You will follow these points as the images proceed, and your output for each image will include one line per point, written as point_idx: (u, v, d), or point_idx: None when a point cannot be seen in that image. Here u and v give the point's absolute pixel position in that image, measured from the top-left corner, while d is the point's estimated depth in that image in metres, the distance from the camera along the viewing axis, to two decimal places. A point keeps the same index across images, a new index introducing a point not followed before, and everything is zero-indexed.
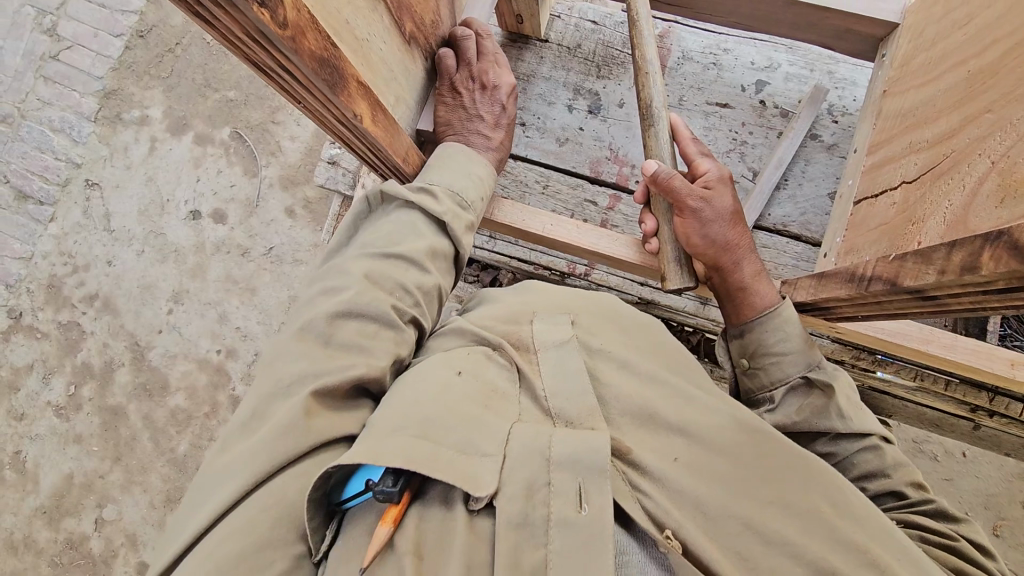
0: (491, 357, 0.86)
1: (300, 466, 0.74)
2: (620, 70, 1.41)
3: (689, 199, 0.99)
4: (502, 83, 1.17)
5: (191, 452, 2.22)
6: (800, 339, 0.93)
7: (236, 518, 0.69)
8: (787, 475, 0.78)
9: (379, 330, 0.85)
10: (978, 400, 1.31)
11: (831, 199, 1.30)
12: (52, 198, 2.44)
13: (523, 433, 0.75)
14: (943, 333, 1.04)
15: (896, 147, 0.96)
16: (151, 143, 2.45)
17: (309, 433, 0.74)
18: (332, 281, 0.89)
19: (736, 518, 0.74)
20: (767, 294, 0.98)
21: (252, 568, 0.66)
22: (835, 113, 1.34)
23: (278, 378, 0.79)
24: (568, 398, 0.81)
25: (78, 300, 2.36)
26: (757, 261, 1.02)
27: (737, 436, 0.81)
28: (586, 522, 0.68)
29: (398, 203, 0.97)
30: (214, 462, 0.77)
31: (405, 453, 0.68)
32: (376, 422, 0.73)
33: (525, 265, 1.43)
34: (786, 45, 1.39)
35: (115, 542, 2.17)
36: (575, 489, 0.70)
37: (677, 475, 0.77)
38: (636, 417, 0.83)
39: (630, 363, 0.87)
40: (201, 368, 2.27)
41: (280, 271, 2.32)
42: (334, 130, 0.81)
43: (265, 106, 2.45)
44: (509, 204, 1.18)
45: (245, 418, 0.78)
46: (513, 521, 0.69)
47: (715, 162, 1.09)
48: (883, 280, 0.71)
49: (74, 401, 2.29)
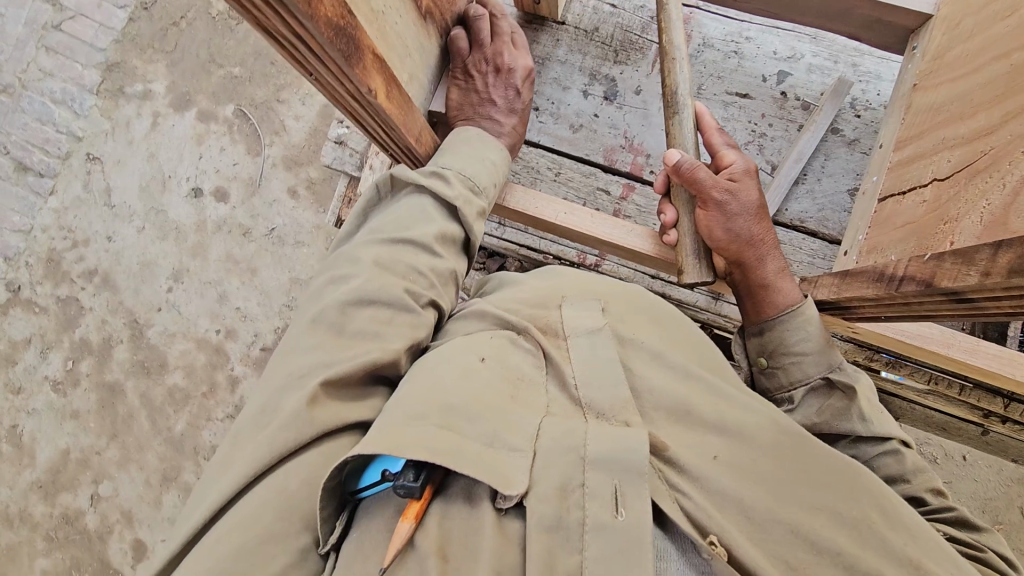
0: (516, 341, 0.84)
1: (308, 454, 0.72)
2: (638, 56, 1.37)
3: (712, 190, 0.97)
4: (518, 66, 1.12)
5: (189, 431, 2.19)
6: (820, 338, 0.92)
7: (244, 509, 0.68)
8: (832, 480, 0.75)
9: (392, 315, 0.83)
10: (992, 406, 1.29)
11: (850, 196, 1.26)
12: (52, 171, 2.40)
13: (554, 430, 0.73)
14: (964, 337, 1.02)
15: (926, 143, 0.93)
16: (153, 118, 2.41)
17: (312, 423, 0.71)
18: (340, 270, 0.86)
19: (782, 524, 0.71)
20: (790, 292, 0.96)
21: (249, 567, 0.65)
22: (858, 107, 1.29)
23: (291, 371, 0.77)
24: (599, 390, 0.78)
25: (77, 276, 2.33)
26: (781, 258, 1.00)
27: (778, 436, 0.78)
28: (623, 527, 0.65)
29: (408, 189, 0.95)
30: (222, 457, 0.75)
31: (429, 446, 0.66)
32: (396, 407, 0.70)
33: (534, 254, 1.39)
34: (810, 34, 1.34)
35: (110, 519, 2.15)
36: (612, 491, 0.68)
37: (719, 475, 0.74)
38: (671, 412, 0.80)
39: (666, 355, 0.83)
40: (200, 348, 2.24)
41: (282, 253, 2.28)
42: (347, 105, 0.78)
43: (270, 84, 2.40)
44: (521, 190, 1.15)
45: (254, 414, 0.75)
46: (546, 524, 0.67)
47: (741, 153, 1.06)
48: (917, 280, 0.69)
49: (72, 376, 2.27)
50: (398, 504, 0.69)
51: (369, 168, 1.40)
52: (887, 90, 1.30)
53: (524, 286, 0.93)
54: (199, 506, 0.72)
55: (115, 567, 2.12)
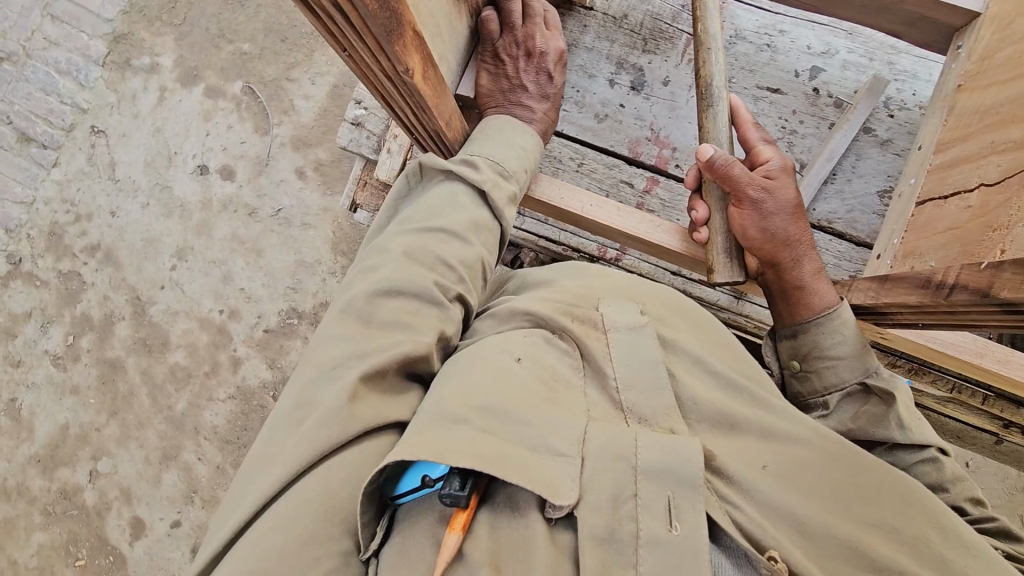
0: (550, 341, 0.88)
1: (350, 451, 0.75)
2: (668, 46, 1.33)
3: (748, 187, 0.95)
4: (551, 50, 1.09)
5: (189, 411, 2.17)
6: (858, 342, 0.91)
7: (302, 496, 0.71)
8: (884, 497, 0.77)
9: (420, 307, 0.86)
10: (1014, 417, 1.27)
11: (880, 198, 1.24)
12: (56, 142, 2.36)
13: (599, 436, 0.76)
14: (996, 346, 1.01)
15: (971, 146, 0.90)
16: (160, 93, 2.36)
17: (352, 420, 0.75)
18: (372, 259, 0.90)
19: (838, 539, 0.74)
20: (827, 294, 0.95)
21: (297, 567, 0.68)
22: (892, 107, 1.26)
23: (322, 363, 0.81)
24: (641, 394, 0.83)
25: (80, 250, 2.29)
26: (817, 261, 0.98)
27: (823, 451, 0.82)
28: (678, 541, 0.70)
29: (437, 176, 0.98)
30: (263, 450, 0.78)
31: (477, 454, 0.70)
32: (442, 410, 0.75)
33: (553, 246, 1.36)
34: (847, 29, 1.31)
35: (109, 496, 2.14)
36: (665, 503, 0.72)
37: (768, 486, 0.77)
38: (715, 422, 0.83)
39: (707, 362, 0.88)
40: (203, 327, 2.21)
41: (288, 235, 2.24)
42: (380, 83, 0.75)
43: (280, 62, 2.34)
44: (547, 180, 1.12)
45: (290, 408, 0.79)
46: (599, 537, 0.70)
47: (778, 150, 1.04)
48: (973, 290, 0.68)
49: (73, 352, 2.24)
50: (441, 514, 0.73)
51: (387, 152, 1.34)
52: (922, 90, 1.27)
53: (555, 290, 0.97)
54: (246, 495, 0.74)
55: (112, 544, 2.10)
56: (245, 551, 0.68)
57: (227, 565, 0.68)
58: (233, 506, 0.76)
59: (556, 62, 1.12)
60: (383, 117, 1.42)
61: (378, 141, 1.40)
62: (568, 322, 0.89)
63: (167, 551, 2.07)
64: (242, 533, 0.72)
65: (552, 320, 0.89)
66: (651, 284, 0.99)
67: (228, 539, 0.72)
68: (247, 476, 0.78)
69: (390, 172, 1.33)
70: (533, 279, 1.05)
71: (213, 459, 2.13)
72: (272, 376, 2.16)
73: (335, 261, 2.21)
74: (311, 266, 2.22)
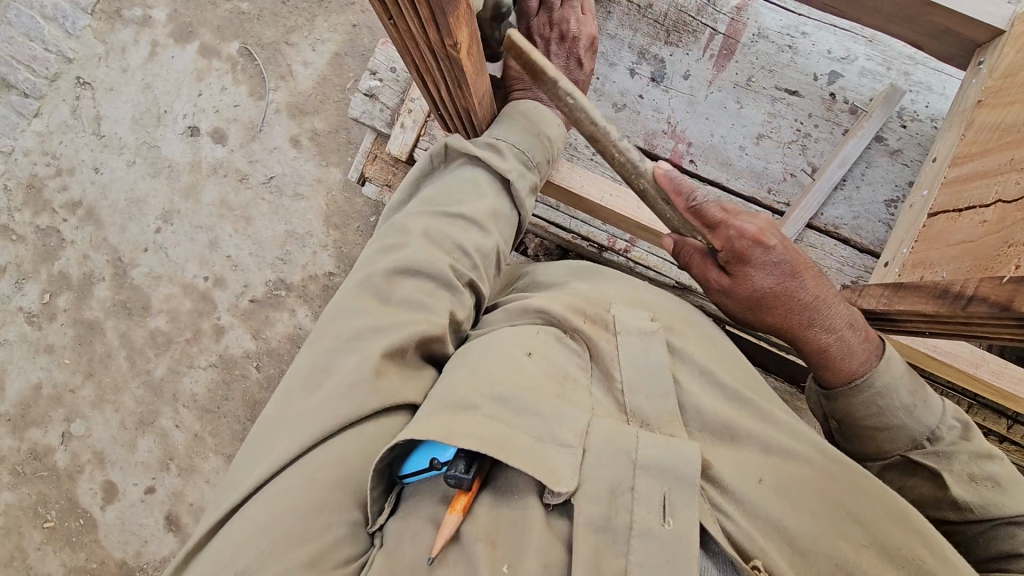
0: (561, 340, 0.88)
1: (362, 428, 0.74)
2: (690, 39, 1.32)
3: (712, 285, 1.01)
4: (584, 34, 1.09)
5: (169, 376, 2.12)
6: (907, 412, 0.90)
7: (314, 467, 0.71)
8: (880, 518, 0.78)
9: (435, 289, 0.85)
10: (996, 427, 1.31)
11: (887, 207, 1.26)
12: (39, 92, 2.25)
13: (602, 429, 0.77)
14: (993, 358, 1.05)
15: (989, 162, 0.92)
16: (152, 47, 2.27)
17: (375, 392, 0.75)
18: (392, 238, 0.90)
19: (830, 557, 0.74)
20: (838, 373, 0.94)
21: (301, 539, 0.67)
22: (905, 117, 1.28)
23: (338, 333, 0.80)
24: (646, 396, 0.83)
25: (59, 206, 2.22)
26: (823, 337, 0.94)
27: (824, 469, 0.82)
28: (668, 537, 0.70)
29: (463, 160, 0.98)
30: (273, 418, 0.77)
31: (486, 438, 0.71)
32: (455, 395, 0.75)
33: (562, 233, 1.36)
34: (867, 37, 1.31)
35: (81, 458, 2.10)
36: (660, 499, 0.72)
37: (765, 499, 0.78)
38: (717, 431, 0.84)
39: (713, 372, 0.89)
40: (186, 293, 2.16)
41: (279, 204, 2.20)
42: (425, 49, 0.74)
43: (279, 25, 2.27)
44: (568, 166, 1.16)
45: (305, 374, 0.78)
46: (594, 524, 0.71)
47: (746, 224, 0.94)
48: (990, 301, 0.73)
49: (48, 310, 2.17)
50: (443, 495, 0.74)
51: (400, 126, 1.32)
52: (935, 103, 1.28)
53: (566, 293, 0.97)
54: (253, 464, 0.74)
55: (83, 507, 2.07)
56: (256, 517, 0.69)
57: (238, 530, 0.68)
58: (239, 473, 0.75)
59: (590, 47, 1.11)
60: (399, 90, 1.38)
61: (392, 114, 1.37)
62: (579, 322, 0.90)
63: (139, 517, 2.05)
64: (247, 500, 0.71)
65: (562, 319, 0.90)
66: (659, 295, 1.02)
67: (234, 505, 0.72)
68: (254, 442, 0.77)
69: (402, 148, 1.31)
70: (545, 282, 1.06)
71: (190, 428, 2.09)
72: (256, 347, 2.13)
73: (326, 234, 2.17)
74: (301, 238, 2.18)
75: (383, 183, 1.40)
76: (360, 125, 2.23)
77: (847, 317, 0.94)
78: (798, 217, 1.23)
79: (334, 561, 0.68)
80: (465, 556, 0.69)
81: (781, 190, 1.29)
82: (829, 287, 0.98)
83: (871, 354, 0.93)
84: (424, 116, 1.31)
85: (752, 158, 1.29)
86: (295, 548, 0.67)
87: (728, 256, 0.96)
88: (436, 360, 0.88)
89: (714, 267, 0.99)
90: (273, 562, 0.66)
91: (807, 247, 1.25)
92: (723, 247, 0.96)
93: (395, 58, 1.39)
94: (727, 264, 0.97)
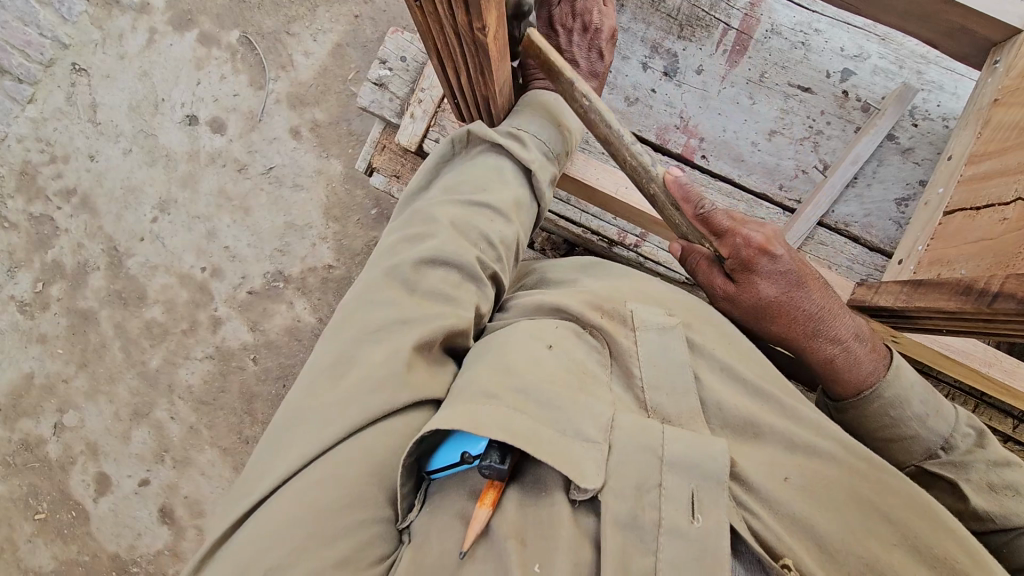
0: (580, 335, 0.88)
1: (392, 422, 0.75)
2: (703, 34, 1.31)
3: (717, 293, 1.02)
4: (605, 26, 1.12)
5: (164, 368, 2.10)
6: (921, 423, 0.90)
7: (346, 460, 0.71)
8: (905, 516, 0.78)
9: (462, 281, 0.87)
10: (1001, 426, 1.31)
11: (897, 206, 1.26)
12: (33, 77, 2.20)
13: (626, 424, 0.77)
14: (1006, 358, 1.05)
15: (1006, 161, 0.93)
16: (150, 35, 2.23)
17: (407, 385, 0.76)
18: (418, 227, 0.89)
19: (859, 558, 0.75)
20: (845, 383, 0.94)
21: (333, 535, 0.68)
22: (917, 116, 1.28)
23: (366, 323, 0.80)
24: (668, 394, 0.84)
25: (53, 194, 2.18)
26: (829, 347, 0.94)
27: (851, 468, 0.82)
28: (697, 534, 0.70)
29: (485, 146, 0.99)
30: (292, 414, 0.75)
31: (509, 430, 0.70)
32: (475, 386, 0.74)
33: (572, 227, 1.35)
34: (881, 35, 1.31)
35: (74, 449, 2.07)
36: (688, 497, 0.72)
37: (790, 498, 0.78)
38: (738, 429, 0.84)
39: (733, 368, 0.88)
40: (183, 284, 2.13)
41: (278, 194, 2.17)
42: (453, 30, 0.76)
43: (280, 14, 2.24)
44: (582, 159, 1.17)
45: (331, 364, 0.78)
46: (621, 521, 0.71)
47: (753, 231, 0.96)
48: (1016, 298, 0.74)
49: (41, 299, 2.14)
50: (471, 490, 0.75)
51: (410, 116, 1.30)
52: (947, 102, 1.28)
53: (582, 289, 0.97)
54: (276, 460, 0.73)
55: (76, 499, 2.04)
56: (284, 512, 0.68)
57: (265, 524, 0.68)
58: (262, 467, 0.74)
59: (610, 40, 1.14)
60: (408, 80, 1.37)
61: (401, 104, 1.36)
62: (597, 318, 0.90)
63: (133, 510, 2.02)
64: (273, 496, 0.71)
65: (581, 315, 0.90)
66: (677, 292, 0.98)
67: (258, 500, 0.71)
68: (274, 437, 0.76)
69: (412, 138, 1.29)
70: (556, 278, 1.05)
71: (186, 420, 2.07)
72: (254, 339, 2.11)
73: (326, 226, 2.15)
74: (301, 229, 2.15)
75: (391, 174, 1.39)
76: (361, 116, 2.21)
77: (853, 328, 0.94)
78: (810, 214, 1.23)
79: (367, 559, 0.70)
80: (494, 552, 0.70)
81: (792, 186, 1.29)
82: (834, 298, 0.99)
83: (879, 365, 0.93)
84: (435, 106, 1.29)
85: (764, 154, 1.29)
86: (328, 545, 0.67)
87: (735, 264, 0.97)
88: (454, 350, 0.87)
89: (719, 274, 1.01)
90: (309, 556, 0.67)
91: (818, 244, 1.25)
92: (730, 256, 0.97)
93: (406, 47, 1.37)
94: (733, 272, 0.98)
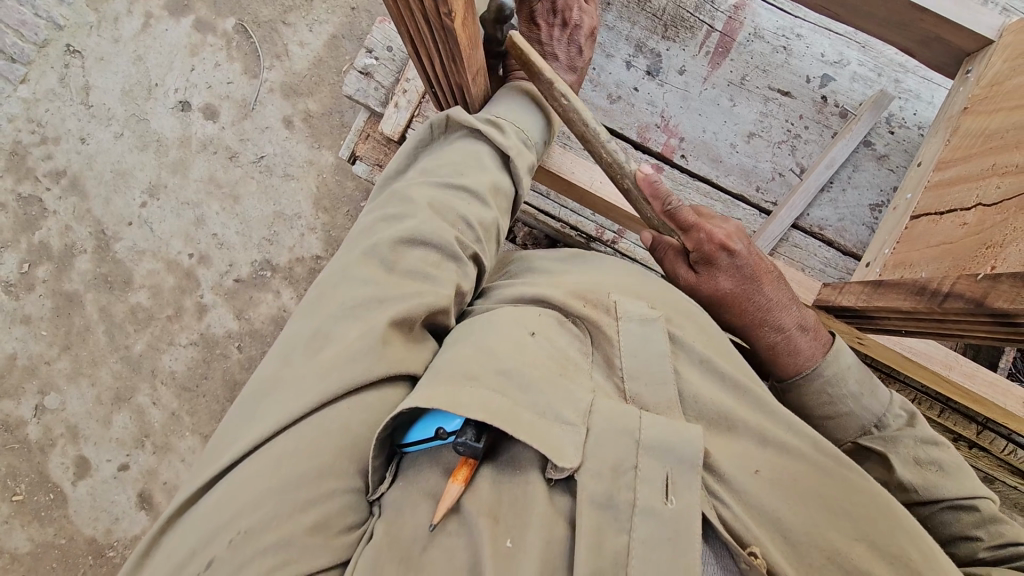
0: (561, 325, 0.89)
1: (368, 397, 0.76)
2: (687, 35, 1.32)
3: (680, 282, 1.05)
4: (585, 24, 1.15)
5: (148, 353, 2.10)
6: (856, 418, 0.94)
7: (321, 431, 0.72)
8: (873, 515, 0.79)
9: (441, 260, 0.88)
10: (966, 431, 1.35)
11: (871, 211, 1.27)
12: (27, 58, 2.19)
13: (604, 409, 0.78)
14: (967, 361, 1.08)
15: (971, 168, 0.95)
16: (146, 19, 2.23)
17: (384, 359, 0.77)
18: (398, 206, 0.91)
19: (820, 550, 0.76)
20: (786, 367, 0.99)
21: (301, 507, 0.68)
22: (893, 124, 1.30)
23: (344, 298, 0.81)
24: (647, 384, 0.85)
25: (44, 174, 2.17)
26: (771, 335, 1.00)
27: (820, 465, 0.83)
28: (670, 516, 0.72)
29: (464, 132, 1.01)
30: (266, 387, 0.77)
31: (485, 407, 0.71)
32: (445, 365, 0.76)
33: (551, 222, 1.37)
34: (861, 42, 1.33)
35: (54, 432, 2.06)
36: (663, 480, 0.74)
37: (761, 491, 0.79)
38: (714, 421, 0.85)
39: (714, 362, 0.89)
40: (170, 270, 2.13)
41: (268, 183, 2.18)
42: (421, 13, 0.78)
43: (276, 4, 2.25)
44: (559, 153, 1.19)
45: (308, 336, 0.79)
46: (597, 501, 0.72)
47: (721, 225, 1.00)
48: (966, 298, 0.77)
49: (26, 281, 2.12)
50: (445, 468, 0.76)
51: (394, 106, 1.31)
52: (923, 111, 1.30)
53: (565, 280, 0.98)
54: (248, 429, 0.74)
55: (54, 481, 2.03)
56: (251, 480, 0.69)
57: (232, 491, 0.69)
58: (236, 432, 0.76)
59: (588, 37, 1.17)
60: (394, 69, 1.38)
61: (386, 93, 1.37)
62: (579, 306, 0.91)
63: (111, 494, 2.02)
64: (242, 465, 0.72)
65: (562, 304, 0.91)
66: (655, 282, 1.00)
67: (227, 466, 0.72)
68: (247, 408, 0.77)
69: (395, 128, 1.31)
70: (542, 269, 1.05)
71: (168, 406, 2.07)
72: (239, 327, 2.12)
73: (316, 217, 2.16)
74: (290, 219, 2.16)
75: (374, 162, 1.41)
76: (354, 108, 2.22)
77: (797, 317, 0.99)
78: (785, 216, 1.24)
79: (339, 527, 0.70)
80: (466, 526, 0.71)
81: (769, 189, 1.30)
82: (785, 289, 1.03)
83: (818, 350, 0.98)
84: (419, 96, 1.31)
85: (743, 156, 1.31)
86: (301, 512, 0.68)
87: (697, 257, 1.00)
88: (434, 329, 0.89)
89: (683, 263, 1.03)
90: (278, 527, 0.67)
91: (791, 247, 1.26)
92: (693, 249, 0.99)
93: (392, 38, 1.39)
94: (696, 264, 1.02)
